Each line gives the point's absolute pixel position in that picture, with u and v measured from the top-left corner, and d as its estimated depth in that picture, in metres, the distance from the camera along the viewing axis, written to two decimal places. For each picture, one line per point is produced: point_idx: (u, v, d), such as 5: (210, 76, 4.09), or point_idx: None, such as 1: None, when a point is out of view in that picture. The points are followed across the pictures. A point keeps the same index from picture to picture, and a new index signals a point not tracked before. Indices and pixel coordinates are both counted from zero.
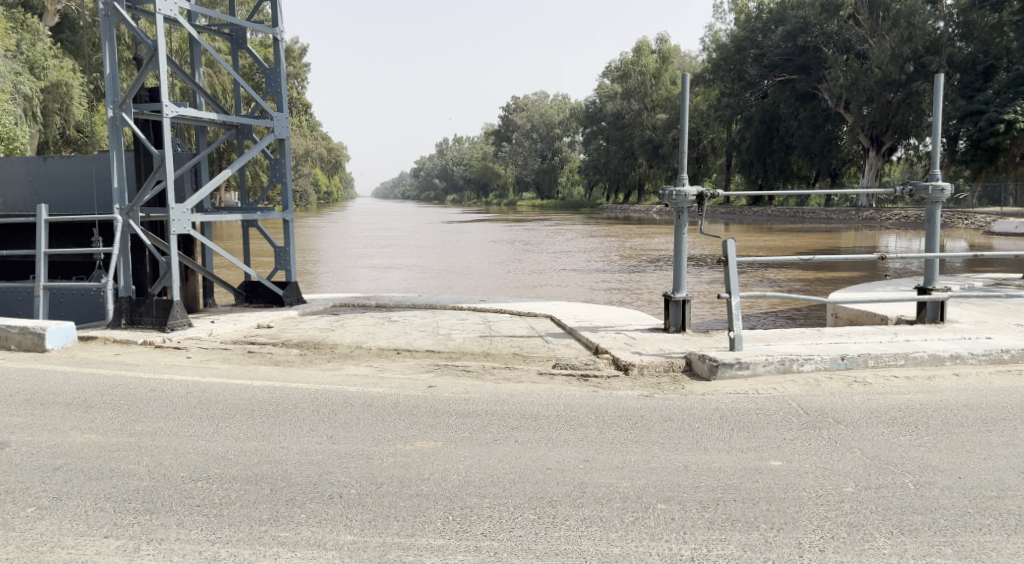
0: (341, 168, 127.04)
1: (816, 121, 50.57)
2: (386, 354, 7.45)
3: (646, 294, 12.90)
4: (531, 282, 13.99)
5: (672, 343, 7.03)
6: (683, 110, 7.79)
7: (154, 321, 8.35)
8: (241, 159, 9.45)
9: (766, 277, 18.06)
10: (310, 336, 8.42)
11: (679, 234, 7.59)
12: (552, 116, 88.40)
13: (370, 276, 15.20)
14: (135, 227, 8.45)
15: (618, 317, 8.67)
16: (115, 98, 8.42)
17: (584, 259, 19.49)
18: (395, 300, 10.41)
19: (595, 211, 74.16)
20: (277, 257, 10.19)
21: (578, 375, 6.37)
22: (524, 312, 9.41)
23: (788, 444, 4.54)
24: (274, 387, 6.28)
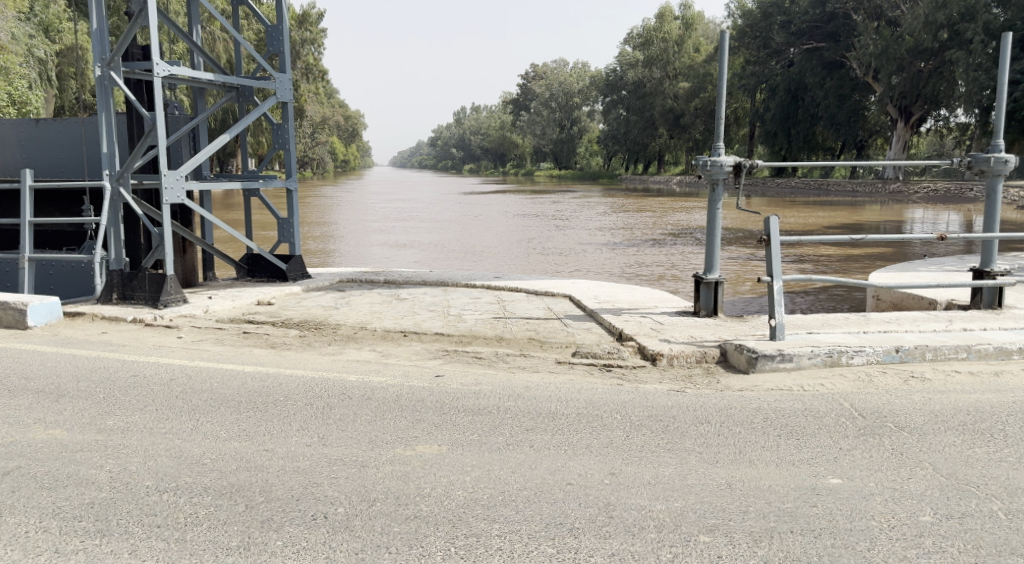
0: (358, 137, 126.36)
1: (843, 91, 49.13)
2: (391, 338, 6.88)
3: (668, 274, 12.27)
4: (550, 260, 13.37)
5: (704, 330, 6.42)
6: (721, 71, 7.04)
7: (147, 296, 7.84)
8: (240, 124, 8.84)
9: (793, 253, 17.35)
10: (312, 315, 7.88)
11: (712, 208, 6.94)
12: (571, 84, 86.81)
13: (382, 252, 14.60)
14: (126, 196, 7.90)
15: (643, 298, 8.05)
16: (104, 54, 7.85)
17: (603, 235, 18.84)
18: (404, 276, 9.84)
19: (613, 183, 73.13)
20: (280, 229, 9.62)
21: (600, 365, 5.78)
22: (541, 291, 8.82)
23: (846, 457, 3.93)
24: (266, 373, 5.74)
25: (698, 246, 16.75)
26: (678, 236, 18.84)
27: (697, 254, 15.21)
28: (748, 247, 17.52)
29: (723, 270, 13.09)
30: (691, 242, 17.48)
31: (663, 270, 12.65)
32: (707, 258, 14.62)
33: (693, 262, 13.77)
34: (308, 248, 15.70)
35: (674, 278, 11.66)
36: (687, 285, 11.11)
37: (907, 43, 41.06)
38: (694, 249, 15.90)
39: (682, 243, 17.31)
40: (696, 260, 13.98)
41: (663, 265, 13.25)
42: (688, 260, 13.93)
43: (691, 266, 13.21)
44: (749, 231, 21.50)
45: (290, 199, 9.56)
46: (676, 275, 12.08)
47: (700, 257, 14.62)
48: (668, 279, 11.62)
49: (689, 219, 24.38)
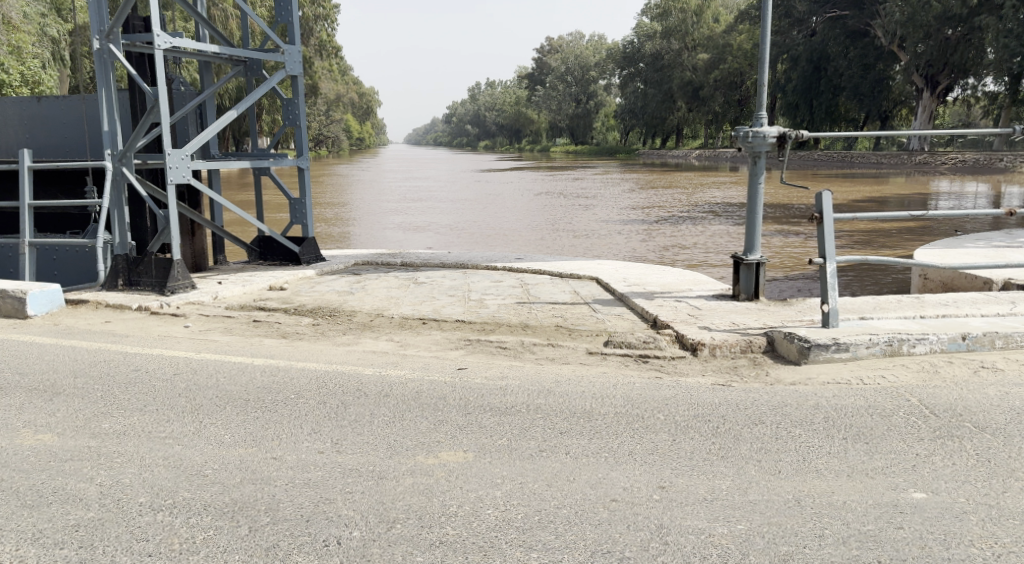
0: (373, 115, 125.79)
1: (867, 60, 47.83)
2: (410, 326, 6.48)
3: (696, 253, 11.78)
4: (570, 240, 12.94)
5: (747, 316, 5.96)
6: (764, 32, 6.52)
7: (153, 282, 7.47)
8: (248, 98, 8.40)
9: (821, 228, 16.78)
10: (326, 300, 7.48)
11: (752, 184, 6.46)
12: (587, 58, 85.57)
13: (397, 233, 14.23)
14: (128, 175, 7.49)
15: (677, 280, 7.58)
16: (102, 26, 7.39)
17: (624, 213, 18.31)
18: (422, 258, 9.43)
19: (631, 157, 72.21)
20: (292, 210, 9.21)
21: (636, 356, 5.33)
22: (566, 273, 8.38)
23: (928, 466, 3.47)
24: (275, 366, 5.33)
25: (724, 223, 16.22)
26: (702, 213, 18.29)
27: (723, 231, 14.70)
28: (775, 224, 16.95)
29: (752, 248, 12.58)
30: (715, 219, 16.95)
31: (690, 249, 12.15)
32: (734, 235, 14.08)
33: (720, 241, 13.28)
34: (324, 230, 15.32)
35: (701, 258, 11.19)
36: (717, 265, 10.62)
37: (935, 10, 39.73)
38: (719, 227, 15.37)
39: (707, 220, 16.78)
40: (723, 239, 13.48)
41: (689, 244, 12.77)
42: (715, 239, 13.43)
43: (719, 245, 12.70)
44: (774, 207, 20.87)
45: (302, 178, 9.13)
46: (704, 255, 11.59)
47: (727, 234, 14.09)
48: (696, 259, 11.15)
49: (711, 195, 23.78)
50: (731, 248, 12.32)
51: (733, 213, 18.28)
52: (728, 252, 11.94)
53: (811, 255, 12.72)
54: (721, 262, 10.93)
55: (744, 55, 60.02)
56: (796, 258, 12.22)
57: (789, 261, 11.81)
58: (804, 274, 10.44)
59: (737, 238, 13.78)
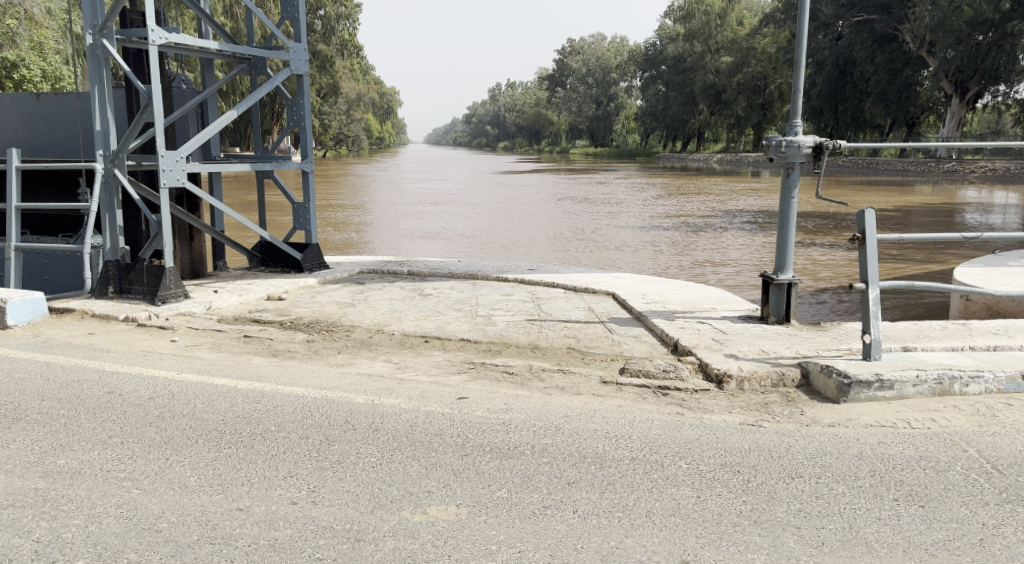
0: (392, 114, 125.62)
1: (895, 65, 46.23)
2: (411, 344, 6.04)
3: (718, 266, 11.29)
4: (586, 250, 12.48)
5: (778, 343, 5.46)
6: (801, 31, 6.04)
7: (144, 290, 7.07)
8: (250, 98, 7.98)
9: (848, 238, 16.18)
10: (325, 312, 7.06)
11: (786, 197, 5.97)
12: (608, 60, 84.85)
13: (408, 240, 13.81)
14: (120, 178, 7.08)
15: (699, 298, 7.08)
16: (95, 20, 6.95)
17: (642, 219, 17.83)
18: (430, 267, 9.00)
19: (651, 160, 71.42)
20: (295, 215, 8.79)
21: (655, 387, 4.83)
22: (581, 287, 7.90)
23: (999, 541, 2.95)
24: (261, 389, 4.89)
25: (746, 233, 15.68)
26: (723, 222, 17.75)
27: (745, 242, 14.18)
28: (800, 234, 16.39)
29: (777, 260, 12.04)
30: (738, 228, 16.41)
31: (711, 261, 11.65)
32: (758, 246, 13.56)
33: (743, 252, 12.75)
34: (336, 232, 14.99)
35: (722, 272, 10.69)
36: (740, 280, 10.12)
37: (966, 15, 38.78)
38: (742, 237, 14.84)
39: (729, 229, 16.24)
40: (746, 250, 12.95)
41: (711, 256, 12.25)
42: (737, 250, 12.90)
43: (741, 257, 12.18)
44: (797, 214, 20.27)
45: (306, 182, 8.71)
46: (727, 268, 11.08)
47: (750, 245, 13.57)
48: (719, 272, 10.63)
49: (733, 202, 23.22)
50: (754, 261, 11.80)
51: (755, 222, 17.72)
52: (751, 265, 11.41)
53: (838, 268, 12.17)
54: (744, 276, 10.42)
55: (768, 59, 59.15)
56: (822, 273, 11.67)
57: (815, 276, 11.26)
58: (831, 291, 9.92)
59: (760, 249, 13.25)
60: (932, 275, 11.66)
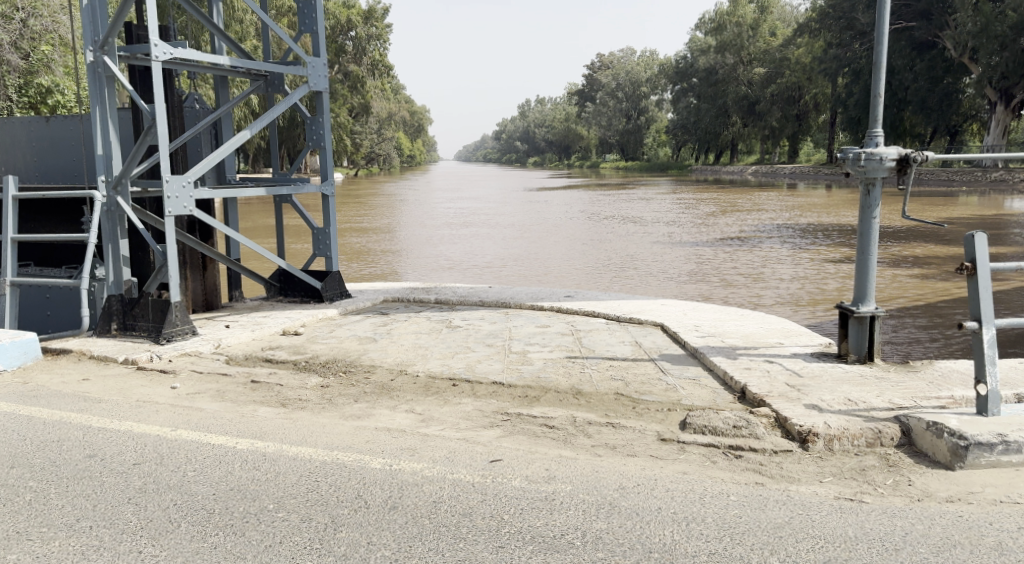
0: (421, 131, 126.16)
1: (934, 73, 44.91)
2: (437, 389, 5.34)
3: (763, 290, 10.45)
4: (621, 274, 11.75)
5: (866, 391, 4.68)
6: (880, 28, 5.28)
7: (150, 327, 6.50)
8: (265, 117, 7.39)
9: (901, 254, 15.16)
10: (345, 349, 6.43)
11: (867, 218, 5.23)
12: (638, 73, 84.09)
13: (436, 265, 13.21)
14: (123, 206, 6.51)
15: (760, 330, 6.30)
16: (96, 36, 6.38)
17: (679, 238, 17.04)
18: (460, 294, 8.34)
19: (683, 174, 70.25)
20: (315, 241, 8.17)
21: (725, 447, 4.10)
22: (624, 317, 7.14)
23: None
24: (262, 452, 4.21)
25: (791, 251, 14.78)
26: (764, 239, 16.89)
27: (791, 260, 13.31)
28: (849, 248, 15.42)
29: (828, 280, 11.17)
30: (781, 247, 15.53)
31: (758, 285, 10.84)
32: (806, 265, 12.68)
33: (790, 273, 11.89)
34: (359, 257, 14.52)
35: (770, 297, 9.88)
36: (792, 305, 9.30)
37: (1012, 20, 37.31)
38: (788, 255, 13.96)
39: (772, 248, 15.37)
40: (792, 271, 12.11)
41: (755, 279, 11.43)
42: (784, 271, 12.03)
43: (789, 280, 11.34)
44: (842, 228, 19.26)
45: (326, 206, 8.09)
46: (775, 292, 10.26)
47: (798, 265, 12.70)
48: (769, 297, 9.79)
49: (772, 218, 22.26)
50: (803, 284, 10.97)
51: (799, 239, 16.82)
52: (802, 288, 10.55)
53: (896, 289, 11.24)
54: (796, 301, 9.60)
55: (803, 68, 57.84)
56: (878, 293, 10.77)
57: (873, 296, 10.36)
58: (895, 317, 9.04)
59: (809, 269, 12.39)
60: (1001, 295, 10.70)
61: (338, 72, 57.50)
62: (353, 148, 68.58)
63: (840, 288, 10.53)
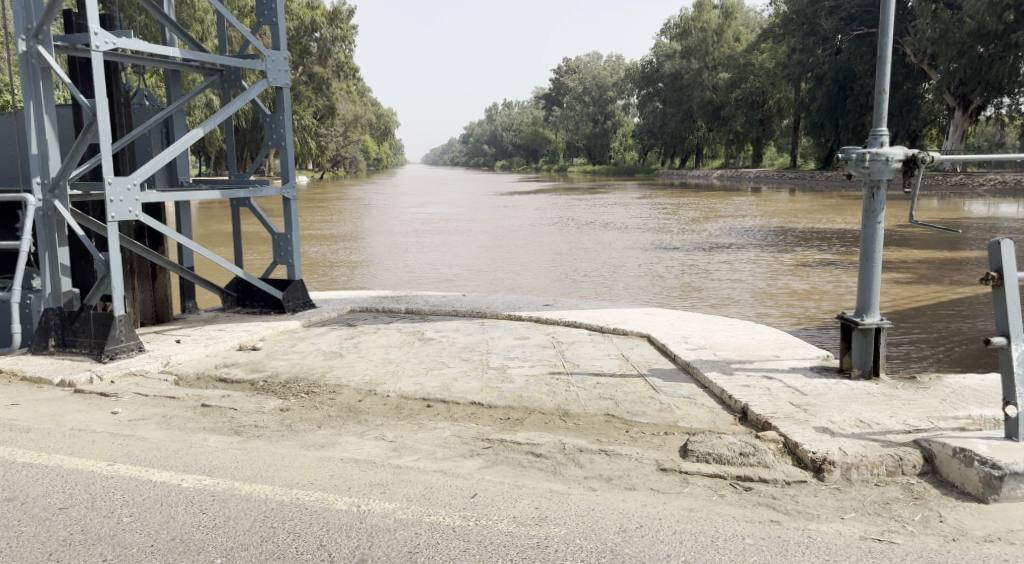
0: (387, 135, 125.00)
1: (896, 79, 45.34)
2: (409, 411, 4.86)
3: (740, 297, 10.14)
4: (596, 282, 11.36)
5: (879, 412, 4.30)
6: (884, 22, 4.98)
7: (92, 343, 5.92)
8: (220, 114, 6.83)
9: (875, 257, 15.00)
10: (307, 366, 5.91)
11: (873, 223, 4.90)
12: (604, 77, 84.07)
13: (404, 274, 12.70)
14: (62, 210, 5.91)
15: (754, 342, 5.94)
16: (30, 24, 5.79)
17: (651, 243, 16.73)
18: (432, 303, 7.87)
19: (650, 178, 70.30)
20: (275, 247, 7.61)
21: (733, 479, 3.70)
22: (608, 328, 6.72)
23: None
24: (211, 491, 3.69)
25: (765, 256, 14.54)
26: (736, 245, 16.65)
27: (767, 265, 13.05)
28: (822, 252, 15.23)
29: (807, 286, 10.89)
30: (755, 252, 15.29)
31: (735, 292, 10.52)
32: (781, 271, 12.45)
33: (767, 279, 11.60)
34: (318, 264, 14.03)
35: (751, 304, 9.54)
36: (774, 312, 8.98)
37: (970, 27, 37.82)
38: (763, 261, 13.72)
39: (745, 253, 15.13)
40: (768, 277, 11.84)
41: (732, 285, 11.11)
42: (762, 277, 11.74)
43: (766, 285, 11.06)
44: (813, 232, 19.12)
45: (288, 210, 7.55)
46: (753, 299, 9.95)
47: (773, 271, 12.46)
48: (750, 304, 9.46)
49: (743, 222, 22.11)
50: (782, 289, 10.70)
51: (772, 244, 16.62)
52: (782, 295, 10.25)
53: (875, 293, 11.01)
54: (777, 308, 9.29)
55: (767, 74, 58.25)
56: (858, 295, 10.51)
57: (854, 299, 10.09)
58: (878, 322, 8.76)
59: (785, 275, 12.13)
60: (981, 300, 10.50)
61: (302, 73, 56.54)
62: (318, 151, 67.48)
63: (820, 295, 10.26)
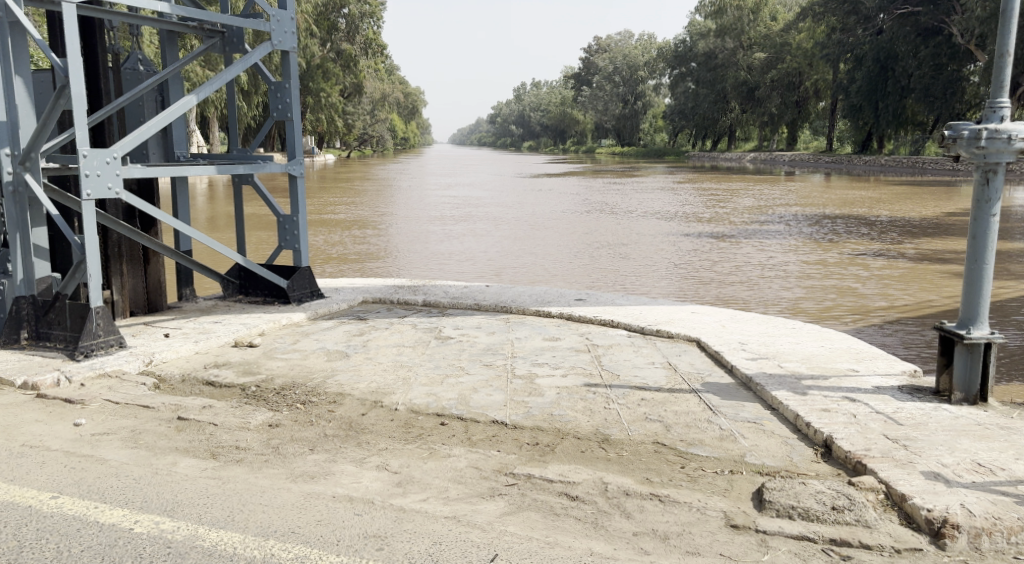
0: (415, 114, 124.43)
1: (939, 61, 42.82)
2: (421, 432, 4.10)
3: (783, 294, 9.29)
4: (627, 275, 10.55)
5: (1002, 454, 3.44)
6: None
7: (66, 337, 5.23)
8: (216, 79, 6.06)
9: (925, 246, 13.91)
10: (308, 368, 5.17)
11: (986, 216, 4.06)
12: (636, 57, 82.26)
13: (424, 262, 11.98)
14: (34, 185, 5.20)
15: (823, 352, 5.12)
16: None
17: (682, 232, 15.87)
18: (453, 295, 7.12)
19: (680, 160, 68.84)
20: (280, 231, 6.88)
21: (825, 544, 2.89)
22: (649, 329, 5.91)
23: None
24: (167, 541, 2.95)
25: (806, 247, 13.62)
26: (774, 234, 15.71)
27: (812, 258, 12.11)
28: (869, 243, 14.20)
29: (857, 283, 9.97)
30: (795, 242, 14.35)
31: (779, 288, 9.65)
32: (826, 265, 11.51)
33: (813, 274, 10.71)
34: (328, 249, 13.42)
35: (798, 302, 8.71)
36: (826, 313, 8.12)
37: None
38: (806, 252, 12.79)
39: (784, 243, 14.20)
40: (814, 272, 10.94)
41: (774, 279, 10.26)
42: (808, 271, 10.85)
43: (813, 280, 10.18)
44: (855, 222, 18.02)
45: (294, 189, 6.82)
46: (800, 295, 9.09)
47: (816, 264, 11.54)
48: (799, 303, 8.61)
49: (780, 210, 21.08)
50: (831, 285, 9.81)
51: (813, 233, 15.64)
52: (832, 292, 9.36)
53: (933, 284, 10.05)
54: (829, 308, 8.42)
55: (804, 54, 56.35)
56: (916, 289, 9.57)
57: (912, 296, 9.15)
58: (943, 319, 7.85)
59: (831, 269, 11.20)
60: None
61: (330, 50, 55.75)
62: (345, 129, 66.91)
63: (873, 293, 9.35)
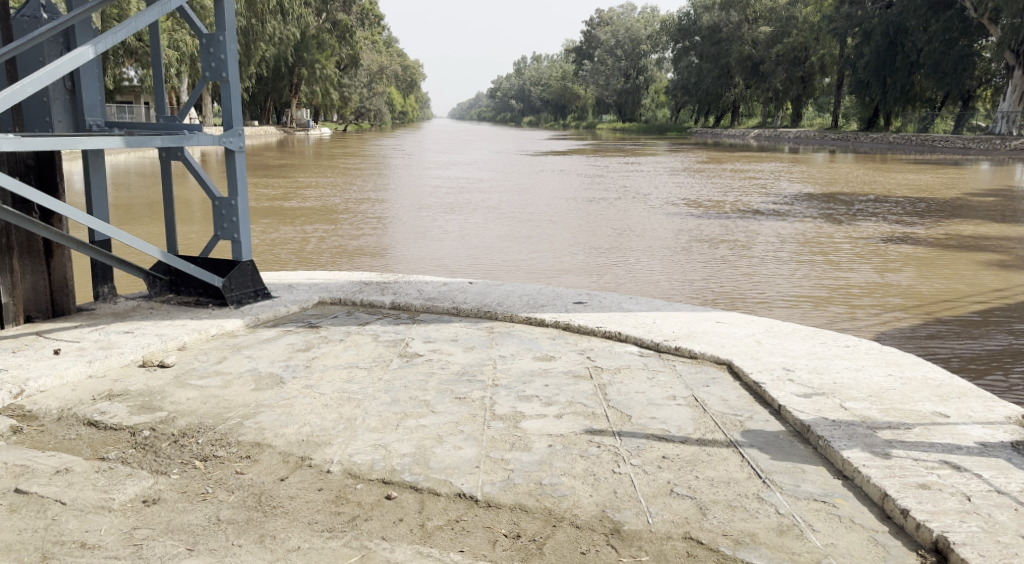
0: (415, 88, 122.27)
1: (949, 35, 40.83)
2: (357, 516, 2.88)
3: (804, 296, 8.15)
4: (626, 275, 9.49)
5: None
6: None
7: None
8: (123, 27, 4.80)
9: (950, 233, 12.68)
10: (224, 401, 3.98)
11: None
12: (638, 30, 79.97)
13: (404, 260, 10.93)
14: None
15: (895, 387, 3.94)
16: None
17: (684, 222, 14.80)
18: (426, 296, 5.95)
19: (682, 137, 66.96)
20: (216, 217, 5.67)
21: None
22: (665, 345, 4.73)
23: None
24: None
25: (819, 236, 12.46)
26: (783, 221, 14.58)
27: (827, 251, 10.97)
28: (886, 230, 13.07)
29: (884, 281, 8.85)
30: (807, 230, 13.24)
31: (798, 287, 8.54)
32: (845, 258, 10.39)
33: (832, 270, 9.59)
34: (305, 243, 12.34)
35: (825, 307, 7.57)
36: (857, 322, 6.98)
37: None
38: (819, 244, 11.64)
39: (795, 232, 13.08)
40: (832, 267, 9.81)
41: (790, 278, 9.16)
42: (825, 267, 9.72)
43: (831, 279, 9.07)
44: (866, 205, 16.88)
45: (230, 166, 5.60)
46: (822, 298, 7.98)
47: (835, 257, 10.40)
48: (825, 309, 7.49)
49: (788, 193, 19.86)
50: (856, 285, 8.67)
51: (826, 220, 14.44)
52: (856, 294, 8.23)
53: (970, 281, 8.93)
54: (860, 315, 7.28)
55: (810, 27, 54.38)
56: (951, 290, 8.44)
57: (948, 298, 8.03)
58: (994, 331, 6.75)
59: (851, 263, 10.08)
60: None
61: (326, 20, 53.79)
62: (341, 102, 65.06)
63: (907, 295, 8.18)
